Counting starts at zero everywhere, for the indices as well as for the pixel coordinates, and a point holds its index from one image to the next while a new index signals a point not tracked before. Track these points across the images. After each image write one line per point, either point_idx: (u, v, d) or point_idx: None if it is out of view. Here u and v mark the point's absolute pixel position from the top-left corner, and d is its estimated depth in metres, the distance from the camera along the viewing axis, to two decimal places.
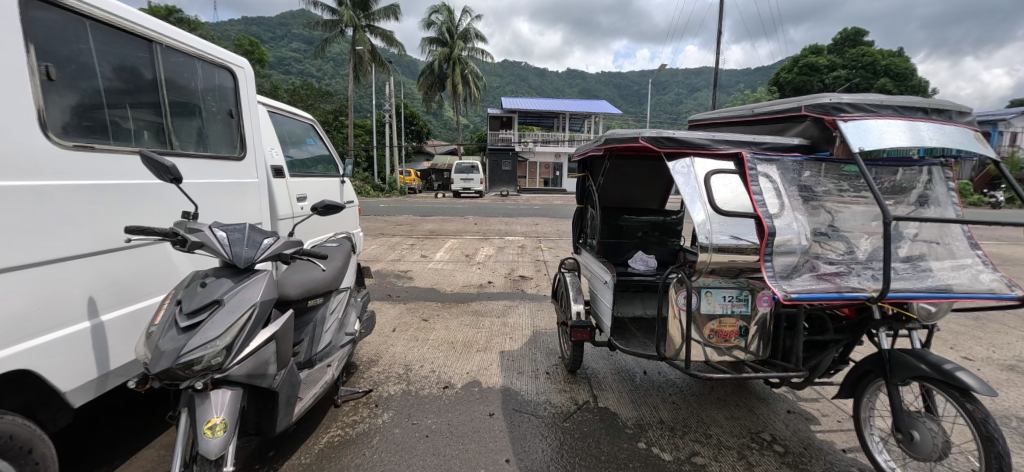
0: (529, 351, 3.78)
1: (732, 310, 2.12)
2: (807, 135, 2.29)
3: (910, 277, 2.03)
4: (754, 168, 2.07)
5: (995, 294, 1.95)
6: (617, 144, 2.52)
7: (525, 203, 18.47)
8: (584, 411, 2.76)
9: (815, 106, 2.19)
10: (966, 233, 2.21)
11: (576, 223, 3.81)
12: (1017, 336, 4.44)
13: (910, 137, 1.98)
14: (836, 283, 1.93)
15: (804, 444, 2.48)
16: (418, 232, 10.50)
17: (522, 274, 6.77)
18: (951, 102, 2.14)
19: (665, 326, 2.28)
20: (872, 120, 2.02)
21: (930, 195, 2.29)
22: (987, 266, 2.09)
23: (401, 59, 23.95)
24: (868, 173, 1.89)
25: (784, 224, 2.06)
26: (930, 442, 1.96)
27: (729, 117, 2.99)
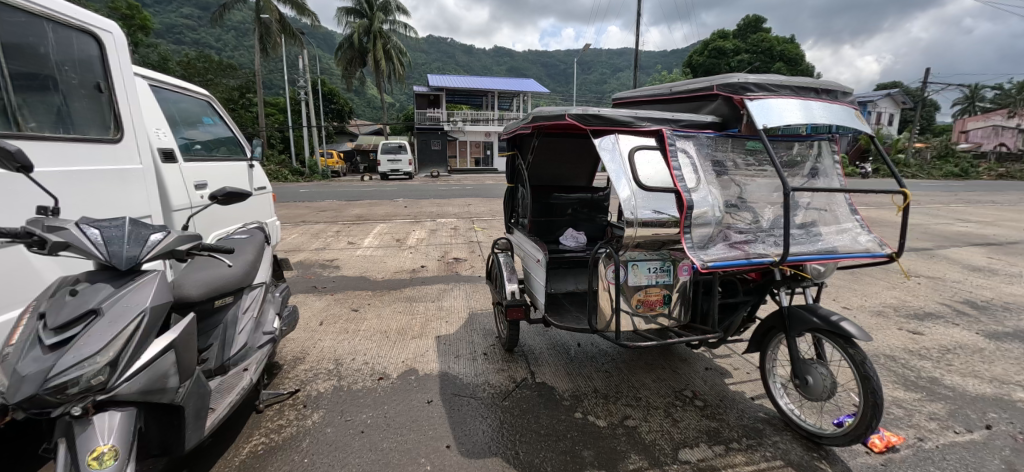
0: (466, 333, 3.77)
1: (657, 280, 2.23)
2: (719, 113, 2.44)
3: (803, 241, 2.26)
4: (673, 144, 2.14)
5: (871, 253, 2.23)
6: (544, 122, 2.51)
7: (456, 184, 18.22)
8: (523, 388, 2.81)
9: (726, 86, 2.35)
10: (848, 201, 2.50)
11: (507, 203, 3.81)
12: (883, 287, 5.23)
13: (804, 115, 2.18)
14: (745, 250, 2.09)
15: (719, 397, 2.73)
16: (344, 217, 9.96)
17: (455, 256, 6.69)
18: (837, 84, 2.40)
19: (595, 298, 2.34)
20: (774, 98, 2.19)
21: (819, 168, 2.57)
22: (863, 229, 2.39)
23: (315, 30, 22.13)
24: (770, 147, 2.05)
25: (700, 197, 2.14)
26: (820, 384, 2.22)
27: (649, 95, 3.11)
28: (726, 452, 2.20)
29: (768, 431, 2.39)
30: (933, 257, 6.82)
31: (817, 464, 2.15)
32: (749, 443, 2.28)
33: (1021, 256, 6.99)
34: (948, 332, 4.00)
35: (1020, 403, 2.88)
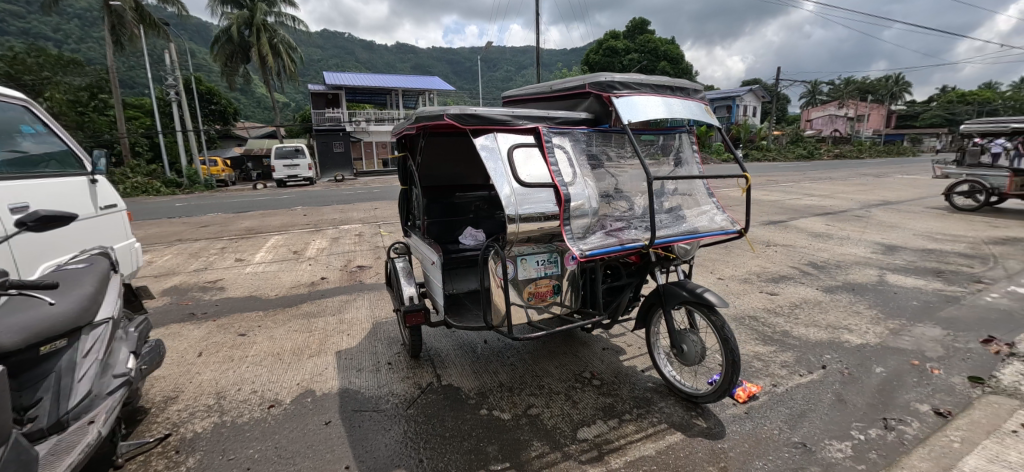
0: (369, 344, 3.60)
1: (545, 272, 2.32)
2: (592, 110, 2.59)
3: (670, 224, 2.51)
4: (549, 140, 2.27)
5: (725, 230, 2.55)
6: (426, 122, 2.48)
7: (361, 188, 17.32)
8: (428, 393, 2.77)
9: (596, 84, 2.51)
10: (706, 187, 2.82)
11: (403, 206, 3.75)
12: (749, 257, 6.02)
13: (662, 111, 2.41)
14: (620, 237, 2.26)
15: (614, 373, 2.94)
16: (231, 231, 8.95)
17: (360, 264, 6.37)
18: (689, 82, 2.68)
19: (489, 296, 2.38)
20: (636, 96, 2.39)
21: (681, 157, 2.87)
22: (719, 209, 2.71)
23: (183, 19, 19.46)
24: (634, 141, 2.24)
25: (578, 190, 2.23)
26: (693, 349, 2.49)
27: (532, 93, 3.21)
28: (618, 424, 2.38)
29: (655, 399, 2.62)
30: (786, 227, 8.01)
31: (695, 422, 2.41)
32: (639, 412, 2.49)
33: (847, 222, 8.49)
34: (796, 291, 4.73)
35: (845, 344, 3.51)
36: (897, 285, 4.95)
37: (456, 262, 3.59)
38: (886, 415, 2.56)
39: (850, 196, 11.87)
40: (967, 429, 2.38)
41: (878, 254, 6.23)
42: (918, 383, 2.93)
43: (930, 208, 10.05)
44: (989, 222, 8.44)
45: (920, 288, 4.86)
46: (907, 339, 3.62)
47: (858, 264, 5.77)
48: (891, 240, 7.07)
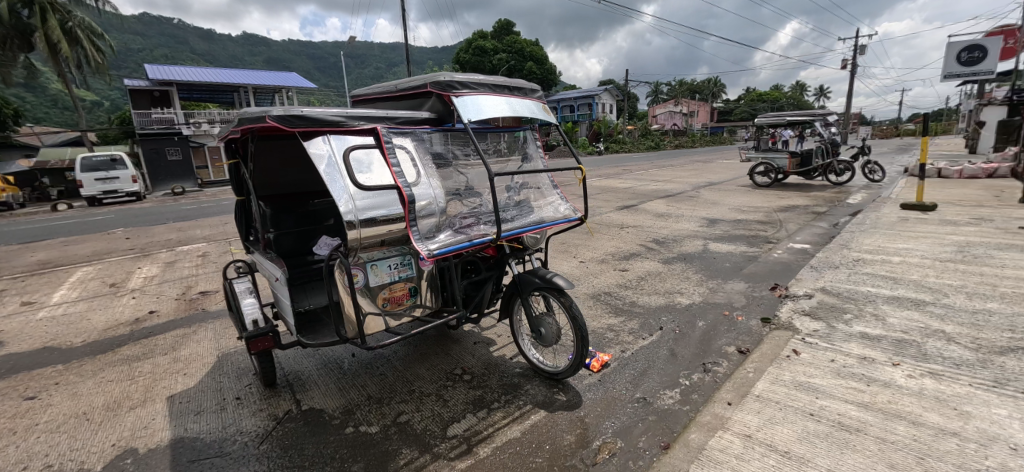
0: (212, 381, 3.13)
1: (399, 276, 2.27)
2: (435, 109, 2.59)
3: (519, 217, 2.66)
4: (390, 141, 2.22)
5: (567, 218, 2.79)
6: (250, 125, 2.23)
7: (204, 201, 14.91)
8: (286, 422, 2.52)
9: (436, 84, 2.52)
10: (551, 180, 3.05)
11: (242, 219, 3.35)
12: (607, 239, 6.70)
13: (501, 109, 2.52)
14: (469, 233, 2.33)
15: (485, 365, 3.01)
16: (15, 267, 6.98)
17: (202, 289, 5.49)
18: (525, 82, 2.87)
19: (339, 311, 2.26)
20: (475, 95, 2.46)
21: (528, 153, 3.12)
22: (563, 200, 2.95)
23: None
24: (474, 139, 2.32)
25: (422, 191, 2.23)
26: (550, 331, 2.67)
27: (378, 93, 3.09)
28: (487, 414, 2.46)
29: (522, 383, 2.77)
30: (636, 210, 9.08)
31: (557, 397, 2.61)
32: (507, 398, 2.61)
33: (682, 202, 9.95)
34: (643, 265, 5.41)
35: (678, 306, 4.12)
36: (716, 252, 5.96)
37: (303, 276, 3.35)
38: (705, 360, 3.08)
39: (684, 180, 13.97)
40: (758, 360, 2.99)
41: (703, 227, 7.45)
42: (728, 330, 3.59)
43: (739, 187, 12.30)
44: (777, 195, 10.67)
45: (732, 252, 5.94)
46: (722, 295, 4.40)
47: (689, 237, 6.80)
48: (713, 214, 8.52)
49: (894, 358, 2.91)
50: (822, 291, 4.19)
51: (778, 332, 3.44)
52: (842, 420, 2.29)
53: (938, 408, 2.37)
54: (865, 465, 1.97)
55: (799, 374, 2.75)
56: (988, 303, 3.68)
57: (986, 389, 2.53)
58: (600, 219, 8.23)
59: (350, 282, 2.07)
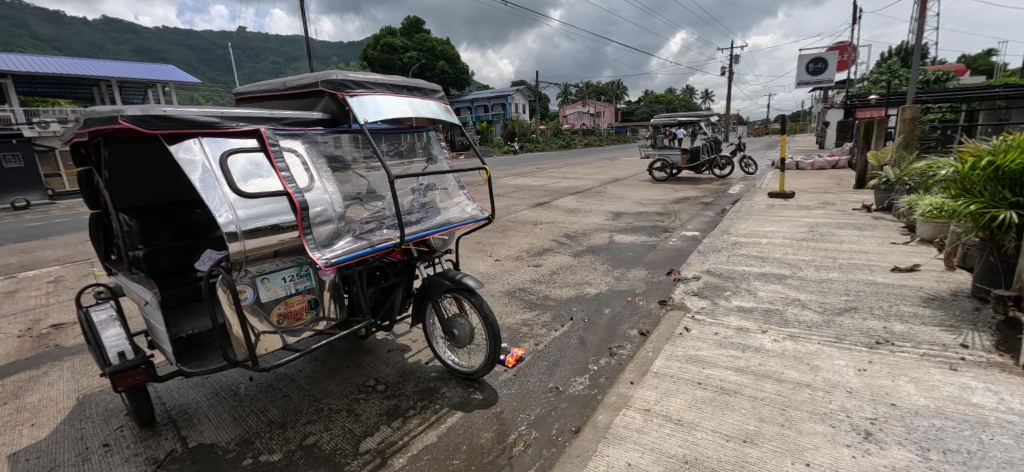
0: (70, 428, 2.64)
1: (296, 288, 2.13)
2: (329, 110, 2.50)
3: (424, 219, 2.64)
4: (276, 144, 2.09)
5: (474, 218, 2.81)
6: (99, 126, 1.93)
7: (55, 216, 12.54)
8: (169, 465, 2.22)
9: (327, 82, 2.38)
10: (456, 180, 3.07)
11: (100, 236, 2.90)
12: (522, 236, 6.86)
13: (401, 109, 2.46)
14: (371, 239, 2.25)
15: (400, 373, 2.91)
16: None
17: (54, 322, 4.60)
18: (424, 82, 2.83)
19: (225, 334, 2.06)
20: (371, 95, 2.38)
21: (430, 153, 3.26)
22: (469, 200, 2.98)
23: None
24: (371, 140, 2.23)
25: (316, 196, 2.11)
26: (463, 332, 2.68)
27: (264, 91, 2.85)
28: (402, 423, 2.39)
29: (438, 386, 2.74)
30: (548, 207, 9.39)
31: (474, 396, 2.63)
32: (422, 404, 2.56)
33: (590, 198, 10.50)
34: (556, 259, 5.62)
35: (587, 296, 4.35)
36: (621, 243, 6.40)
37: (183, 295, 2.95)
38: (611, 346, 3.30)
39: (592, 176, 14.79)
40: (656, 340, 3.27)
41: (609, 221, 7.94)
42: (631, 314, 3.89)
43: (640, 181, 13.30)
44: (672, 188, 11.75)
45: (634, 243, 6.40)
46: (625, 282, 4.73)
47: (596, 230, 7.21)
48: (617, 208, 9.13)
49: (763, 326, 3.37)
50: (708, 273, 4.69)
51: (673, 312, 3.80)
52: (724, 385, 2.60)
53: (796, 365, 2.80)
54: (742, 422, 2.26)
55: (690, 349, 3.07)
56: (831, 273, 4.40)
57: (830, 345, 3.04)
58: (514, 217, 8.38)
59: (237, 300, 1.90)
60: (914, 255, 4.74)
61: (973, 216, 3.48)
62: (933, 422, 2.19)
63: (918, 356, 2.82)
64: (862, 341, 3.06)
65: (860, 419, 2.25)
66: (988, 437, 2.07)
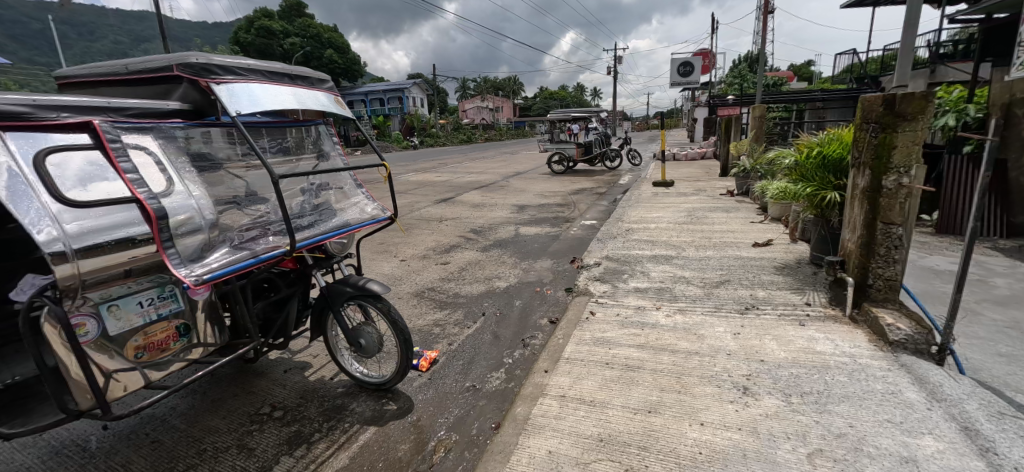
0: None
1: (160, 314, 1.81)
2: (189, 99, 2.12)
3: (319, 223, 2.40)
4: (115, 139, 1.72)
5: (376, 218, 2.63)
6: None
7: None
8: None
9: (185, 66, 2.01)
10: (353, 179, 2.89)
11: None
12: (428, 234, 6.66)
13: (282, 100, 2.19)
14: (253, 249, 2.00)
15: (300, 395, 2.60)
16: None
17: None
18: (310, 71, 2.55)
19: (60, 378, 1.65)
20: (244, 82, 2.08)
21: (322, 150, 3.00)
22: (369, 200, 2.80)
23: None
24: (245, 133, 1.93)
25: (176, 202, 1.85)
26: (371, 341, 2.48)
27: (99, 74, 2.32)
28: (306, 451, 2.16)
29: (345, 402, 2.52)
30: (453, 202, 9.26)
31: (387, 408, 2.47)
32: (329, 426, 2.33)
33: (494, 192, 10.59)
34: (464, 255, 5.55)
35: (498, 290, 4.36)
36: (526, 235, 6.54)
37: None
38: (523, 337, 3.34)
39: (494, 171, 14.91)
40: (565, 326, 3.38)
41: (514, 214, 8.07)
42: (540, 305, 3.98)
43: (540, 175, 13.75)
44: (569, 180, 12.33)
45: (539, 234, 6.59)
46: (533, 273, 4.84)
47: (502, 224, 7.28)
48: (520, 201, 9.33)
49: (657, 303, 3.68)
50: (607, 258, 5.00)
51: (579, 298, 3.97)
52: (628, 362, 2.77)
53: (686, 336, 3.09)
54: (646, 395, 2.43)
55: (596, 332, 3.23)
56: (709, 251, 4.96)
57: (712, 315, 3.42)
58: (418, 214, 8.11)
59: (75, 337, 1.53)
60: (769, 231, 5.56)
61: (809, 197, 4.15)
62: (793, 371, 2.57)
63: (778, 317, 3.30)
64: (735, 308, 3.50)
65: (739, 377, 2.55)
66: (832, 378, 2.48)
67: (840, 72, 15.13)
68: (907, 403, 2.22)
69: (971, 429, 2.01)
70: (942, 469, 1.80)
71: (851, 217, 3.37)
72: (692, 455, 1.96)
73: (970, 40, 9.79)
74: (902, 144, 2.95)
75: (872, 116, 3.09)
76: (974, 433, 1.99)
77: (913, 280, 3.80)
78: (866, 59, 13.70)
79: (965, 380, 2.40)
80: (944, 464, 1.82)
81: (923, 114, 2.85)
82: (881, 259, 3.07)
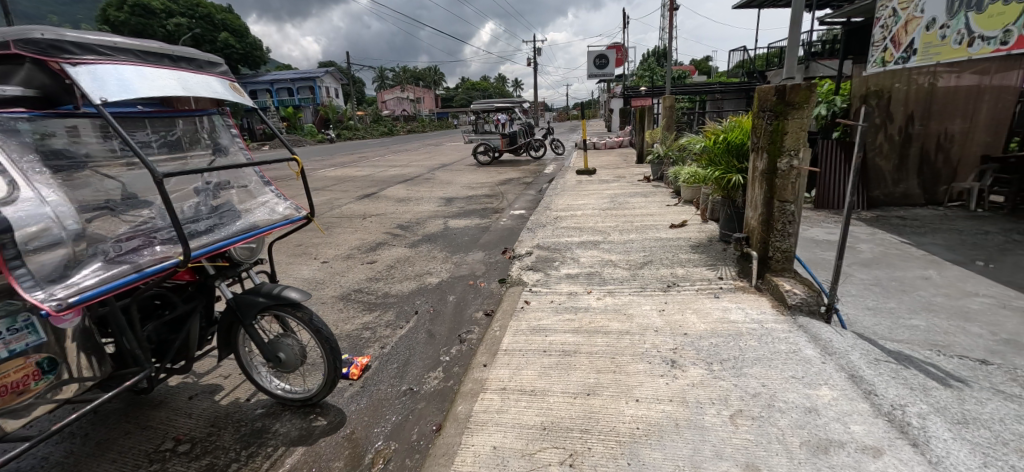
0: None
1: (13, 350, 1.47)
2: (35, 83, 1.79)
3: (219, 227, 2.12)
4: None
5: (288, 219, 2.38)
6: None
7: None
8: None
9: (25, 43, 1.61)
10: (258, 175, 2.63)
11: None
12: (350, 232, 6.27)
13: (162, 86, 1.88)
14: (135, 262, 1.71)
15: (210, 422, 2.31)
16: None
17: None
18: (196, 52, 2.23)
19: None
20: (110, 64, 1.75)
21: (219, 144, 2.67)
22: (280, 199, 2.54)
23: None
24: (112, 122, 1.58)
25: (23, 213, 1.49)
26: (292, 355, 2.26)
27: None
28: None
29: (266, 425, 2.28)
30: (376, 198, 8.82)
31: (316, 424, 2.28)
32: (248, 453, 2.09)
33: (419, 185, 10.25)
34: (391, 253, 5.30)
35: (429, 286, 4.22)
36: (455, 228, 6.41)
37: None
38: (459, 333, 3.26)
39: (418, 164, 14.44)
40: (501, 318, 3.35)
41: (441, 207, 7.88)
42: (474, 298, 3.92)
43: (466, 166, 13.57)
44: (496, 171, 12.32)
45: (468, 226, 6.50)
46: (465, 267, 4.75)
47: (430, 218, 7.07)
48: (447, 193, 9.13)
49: (588, 288, 3.78)
50: (538, 247, 5.04)
51: (512, 288, 3.96)
52: (564, 348, 2.81)
53: (617, 317, 3.20)
54: (584, 378, 2.47)
55: (532, 321, 3.24)
56: (631, 234, 5.20)
57: (638, 294, 3.58)
58: (339, 212, 7.61)
59: None
60: (684, 213, 5.96)
61: (717, 180, 4.48)
62: (712, 341, 2.76)
63: (696, 291, 3.54)
64: (658, 286, 3.71)
65: (666, 351, 2.69)
66: (745, 343, 2.70)
67: (733, 67, 16.64)
68: (806, 359, 2.48)
69: (857, 376, 2.29)
70: (838, 414, 2.02)
71: (753, 197, 3.69)
72: (630, 431, 2.03)
73: (834, 40, 11.25)
74: (792, 130, 3.26)
75: (767, 105, 3.38)
76: (860, 379, 2.27)
77: (802, 250, 4.28)
78: (754, 56, 15.22)
79: (849, 334, 2.74)
80: (840, 409, 2.05)
81: (807, 103, 3.18)
82: (779, 233, 3.40)
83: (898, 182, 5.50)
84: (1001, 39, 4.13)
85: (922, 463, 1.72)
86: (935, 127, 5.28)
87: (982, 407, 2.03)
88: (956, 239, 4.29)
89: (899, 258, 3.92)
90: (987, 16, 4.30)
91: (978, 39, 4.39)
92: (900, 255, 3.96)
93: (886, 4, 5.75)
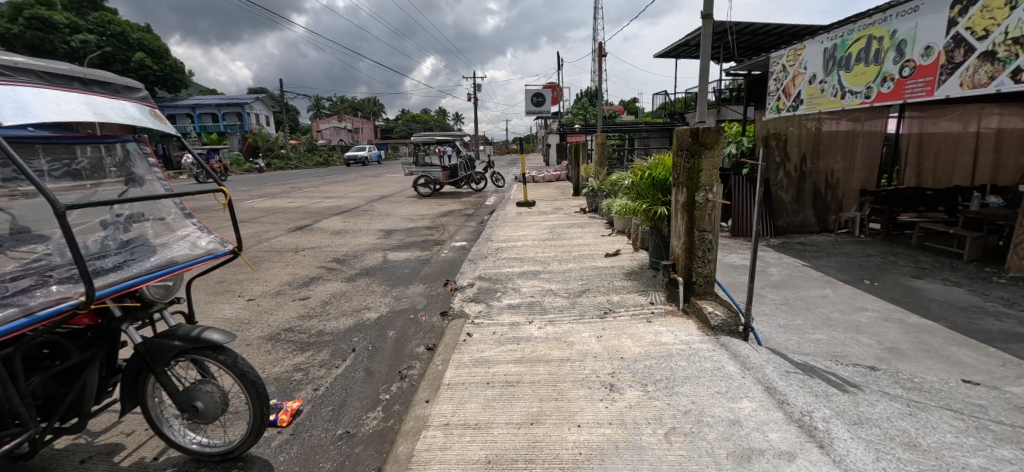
0: None
1: None
2: None
3: (130, 263, 1.93)
4: None
5: (211, 254, 2.21)
6: None
7: None
8: None
9: None
10: (178, 207, 2.46)
11: None
12: (280, 267, 5.88)
13: (68, 111, 1.72)
14: (25, 305, 1.51)
15: None
16: None
17: None
18: (112, 76, 2.09)
19: None
20: (7, 84, 1.59)
21: (134, 173, 2.48)
22: (202, 233, 2.37)
23: None
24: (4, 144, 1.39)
25: None
26: (211, 404, 2.07)
27: None
28: None
29: None
30: (310, 230, 8.41)
31: None
32: None
33: (357, 217, 9.95)
34: (326, 288, 5.05)
35: (367, 322, 4.05)
36: (395, 261, 6.26)
37: None
38: (399, 369, 3.16)
39: (354, 195, 14.01)
40: (443, 351, 3.29)
41: (380, 240, 7.67)
42: (415, 332, 3.82)
43: (406, 198, 13.39)
44: (437, 203, 12.27)
45: (408, 259, 6.38)
46: (405, 301, 4.63)
47: (368, 251, 6.86)
48: (387, 226, 8.93)
49: (529, 318, 3.82)
50: (480, 278, 5.05)
51: (454, 320, 3.92)
52: (507, 379, 2.81)
53: (558, 345, 3.26)
54: (527, 408, 2.48)
55: (475, 353, 3.20)
56: (570, 264, 5.37)
57: (578, 322, 3.68)
58: (268, 245, 7.15)
59: None
60: (618, 243, 6.27)
61: (645, 212, 4.79)
62: (646, 363, 2.90)
63: (630, 317, 3.71)
64: (596, 313, 3.84)
65: (605, 375, 2.78)
66: (675, 364, 2.86)
67: (656, 110, 18.17)
68: (729, 375, 2.67)
69: (772, 387, 2.50)
70: (758, 424, 2.19)
71: (676, 227, 3.98)
72: (574, 456, 2.05)
73: (739, 89, 12.73)
74: (706, 168, 3.62)
75: (684, 144, 3.71)
76: (774, 390, 2.48)
77: (722, 274, 4.66)
78: (674, 99, 16.73)
79: (764, 350, 3.00)
80: (759, 419, 2.22)
81: (717, 143, 3.56)
82: (700, 259, 3.69)
83: (797, 212, 6.16)
84: (866, 93, 4.98)
85: (828, 463, 1.90)
86: (824, 166, 6.05)
87: (874, 408, 2.30)
88: (846, 261, 4.89)
89: (802, 279, 4.38)
90: (854, 74, 5.18)
91: (849, 93, 5.27)
92: (803, 277, 4.44)
93: (777, 61, 6.64)
